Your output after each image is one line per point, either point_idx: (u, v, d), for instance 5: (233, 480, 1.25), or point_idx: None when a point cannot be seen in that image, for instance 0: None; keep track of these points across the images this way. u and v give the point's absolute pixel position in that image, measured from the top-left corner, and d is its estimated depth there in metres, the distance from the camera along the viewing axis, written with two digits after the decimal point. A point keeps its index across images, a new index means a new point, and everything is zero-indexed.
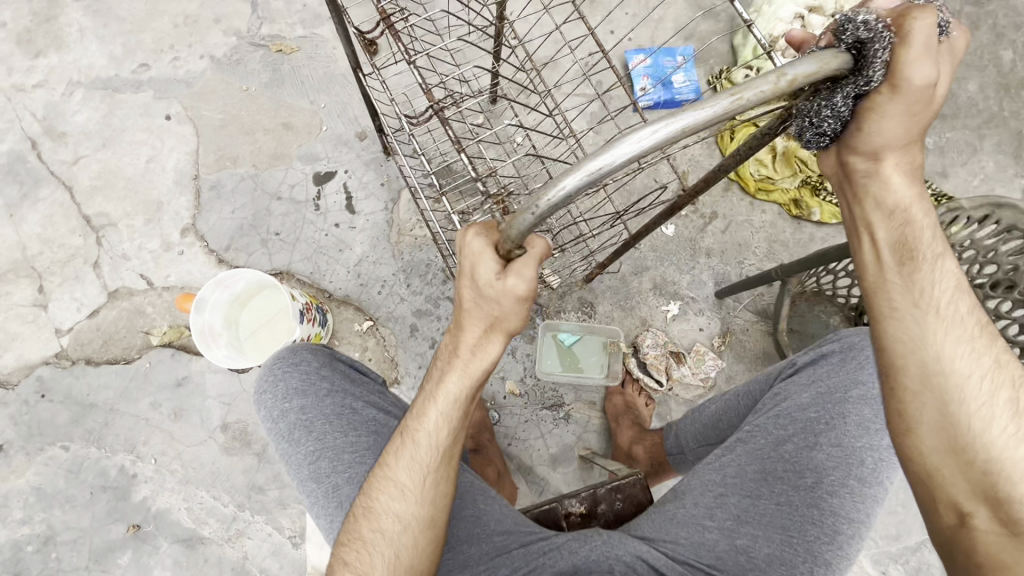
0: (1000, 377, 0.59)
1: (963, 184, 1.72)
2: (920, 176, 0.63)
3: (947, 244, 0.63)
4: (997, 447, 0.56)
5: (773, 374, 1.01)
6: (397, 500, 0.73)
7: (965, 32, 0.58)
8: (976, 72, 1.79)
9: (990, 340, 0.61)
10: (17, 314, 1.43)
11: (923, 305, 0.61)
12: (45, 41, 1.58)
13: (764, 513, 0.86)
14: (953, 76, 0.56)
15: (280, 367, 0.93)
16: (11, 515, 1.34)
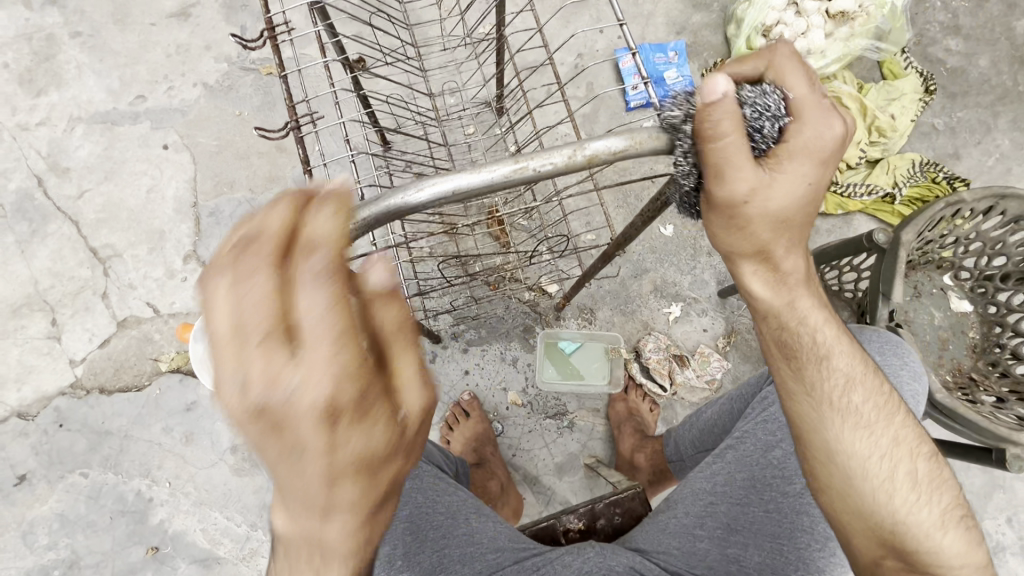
0: (896, 454, 0.69)
1: (977, 165, 1.65)
2: (802, 279, 0.66)
3: (837, 343, 0.71)
4: (901, 514, 0.66)
5: (763, 376, 0.97)
6: None
7: (832, 120, 0.55)
8: (987, 46, 1.71)
9: (890, 418, 0.70)
10: (33, 347, 1.48)
11: (817, 397, 0.70)
12: (45, 80, 1.62)
13: (754, 520, 0.85)
14: (796, 179, 0.55)
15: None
16: (37, 541, 1.39)
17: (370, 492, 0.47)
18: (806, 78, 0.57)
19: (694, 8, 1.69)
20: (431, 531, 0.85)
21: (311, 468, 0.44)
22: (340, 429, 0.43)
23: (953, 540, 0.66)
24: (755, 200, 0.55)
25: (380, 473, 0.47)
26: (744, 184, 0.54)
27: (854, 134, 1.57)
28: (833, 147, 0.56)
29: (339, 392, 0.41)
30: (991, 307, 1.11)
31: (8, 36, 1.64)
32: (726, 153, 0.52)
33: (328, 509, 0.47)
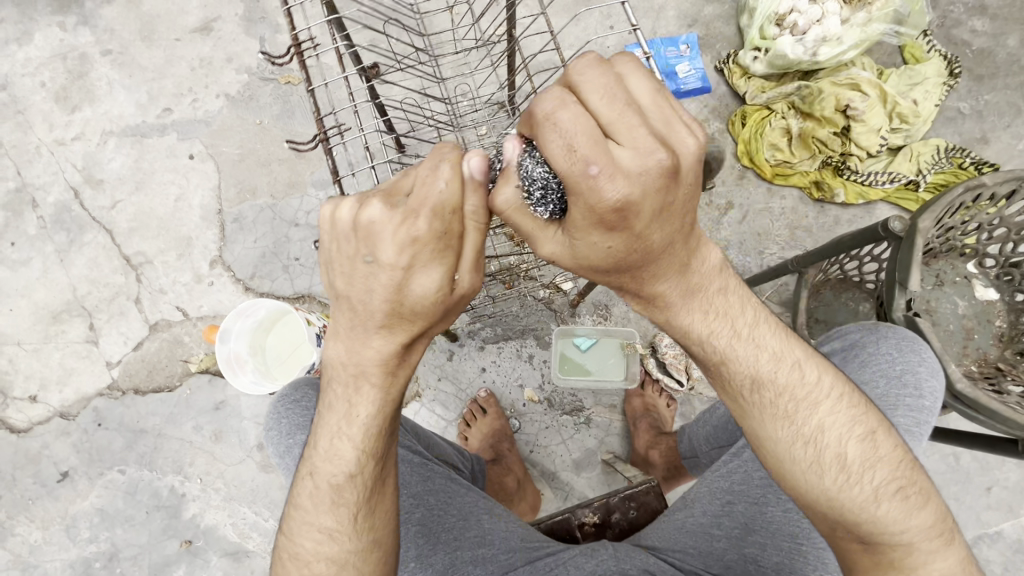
0: (823, 438, 0.70)
1: (1007, 149, 1.59)
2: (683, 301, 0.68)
3: (765, 348, 0.71)
4: (834, 493, 0.68)
5: None
6: (325, 545, 0.70)
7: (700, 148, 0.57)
8: (1016, 25, 1.65)
9: (815, 404, 0.71)
10: (73, 350, 1.56)
11: (731, 390, 0.72)
12: (79, 96, 1.71)
13: (772, 521, 0.83)
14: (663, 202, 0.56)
15: (283, 404, 0.93)
16: (80, 534, 1.47)
17: (405, 329, 0.64)
18: (603, 98, 0.54)
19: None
20: (443, 531, 0.85)
21: (371, 291, 0.62)
22: (400, 263, 0.60)
23: (888, 509, 0.68)
24: (582, 253, 0.61)
25: (411, 322, 0.63)
26: (558, 238, 0.61)
27: (875, 120, 1.51)
28: (617, 205, 0.54)
29: (406, 236, 0.59)
30: (1018, 294, 1.07)
31: (45, 57, 1.73)
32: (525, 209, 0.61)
33: (372, 335, 0.65)
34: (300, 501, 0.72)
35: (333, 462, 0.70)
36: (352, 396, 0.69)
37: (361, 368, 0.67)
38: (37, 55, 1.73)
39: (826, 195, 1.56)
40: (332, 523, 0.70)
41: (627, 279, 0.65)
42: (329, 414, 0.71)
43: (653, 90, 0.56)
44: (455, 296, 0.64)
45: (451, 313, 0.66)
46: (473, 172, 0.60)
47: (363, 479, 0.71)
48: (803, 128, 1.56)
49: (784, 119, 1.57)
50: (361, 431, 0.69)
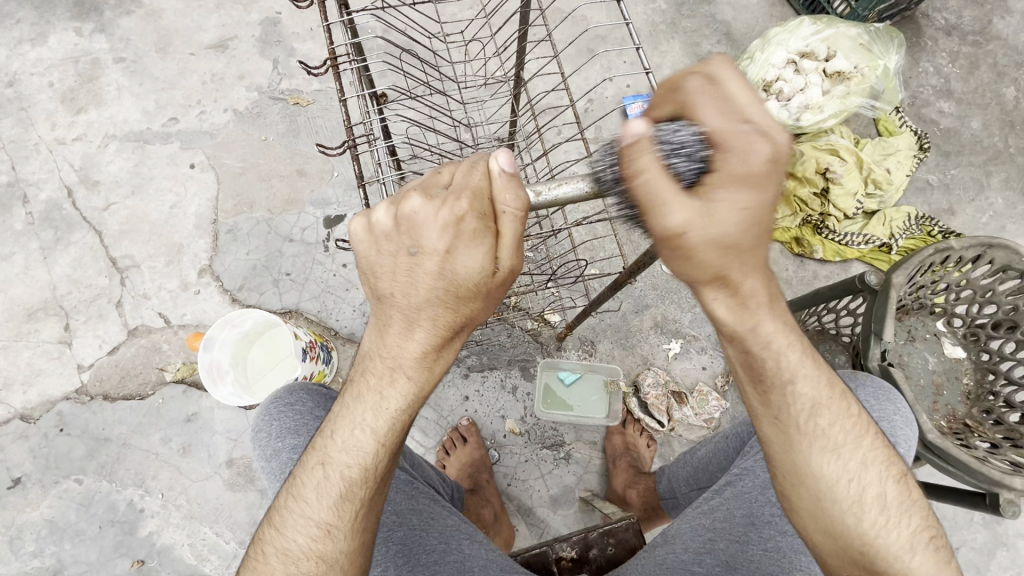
0: (866, 476, 0.68)
1: (971, 221, 1.71)
2: (755, 302, 0.61)
3: (809, 365, 0.68)
4: (870, 536, 0.66)
5: None
6: (322, 541, 0.68)
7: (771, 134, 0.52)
8: (979, 110, 1.80)
9: (859, 438, 0.69)
10: (43, 351, 1.51)
11: (788, 425, 0.68)
12: (86, 99, 1.73)
13: (752, 559, 0.82)
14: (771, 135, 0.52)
15: (275, 406, 0.89)
16: (23, 547, 1.37)
17: (445, 317, 0.65)
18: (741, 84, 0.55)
19: (698, 63, 1.82)
20: (424, 554, 0.82)
21: (416, 277, 0.64)
22: (438, 245, 0.62)
23: (922, 562, 0.66)
24: (710, 211, 0.52)
25: (460, 310, 0.65)
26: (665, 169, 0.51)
27: (851, 185, 1.61)
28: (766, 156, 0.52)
29: (449, 219, 0.61)
30: (983, 354, 1.13)
31: (57, 59, 1.76)
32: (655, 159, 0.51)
33: (410, 326, 0.66)
34: (303, 490, 0.70)
35: (348, 454, 0.69)
36: (381, 390, 0.68)
37: (399, 360, 0.67)
38: (49, 56, 1.76)
39: (806, 251, 1.65)
40: (332, 516, 0.68)
41: (738, 269, 0.57)
42: (356, 406, 0.69)
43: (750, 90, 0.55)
44: (496, 283, 0.65)
45: (491, 305, 0.67)
46: (501, 168, 0.61)
47: (373, 477, 0.69)
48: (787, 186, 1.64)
49: None
50: (385, 425, 0.68)
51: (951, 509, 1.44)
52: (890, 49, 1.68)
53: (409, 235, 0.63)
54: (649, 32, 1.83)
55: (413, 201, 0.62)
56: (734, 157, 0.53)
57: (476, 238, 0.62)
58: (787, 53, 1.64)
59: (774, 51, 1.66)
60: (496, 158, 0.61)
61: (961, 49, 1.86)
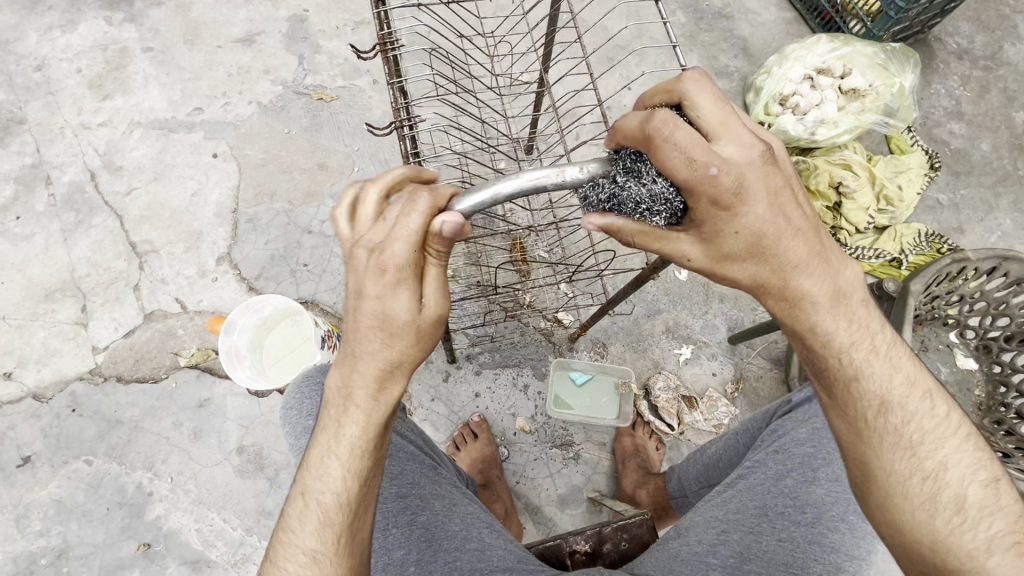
0: (940, 477, 0.62)
1: (980, 240, 1.73)
2: (826, 301, 0.64)
3: (876, 356, 0.65)
4: (941, 534, 0.61)
5: (772, 411, 0.99)
6: (308, 572, 0.58)
7: (742, 163, 0.58)
8: (989, 132, 1.84)
9: (940, 440, 0.64)
10: (59, 331, 1.52)
11: (851, 416, 0.65)
12: (113, 86, 1.76)
13: (767, 550, 0.83)
14: (738, 154, 0.59)
15: (307, 384, 0.91)
16: (30, 526, 1.37)
17: (381, 353, 0.59)
18: (712, 105, 0.61)
19: (715, 76, 1.85)
20: (445, 538, 0.83)
21: (356, 319, 0.60)
22: (369, 290, 0.58)
23: (1000, 563, 0.59)
24: (740, 182, 0.57)
25: (402, 347, 0.59)
26: (694, 152, 0.55)
27: (864, 199, 1.63)
28: (737, 186, 0.57)
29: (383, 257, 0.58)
30: (995, 366, 1.15)
31: (86, 46, 1.79)
32: (686, 146, 0.56)
33: (355, 362, 0.60)
34: (287, 521, 0.61)
35: (322, 478, 0.61)
36: (341, 419, 0.61)
37: (346, 390, 0.61)
38: (78, 43, 1.79)
39: None
40: (315, 543, 0.59)
41: (776, 232, 0.60)
42: (318, 434, 0.62)
43: (717, 107, 0.61)
44: (430, 326, 0.60)
45: (427, 348, 0.61)
46: (445, 229, 0.57)
47: (348, 499, 0.61)
48: None
49: None
50: (353, 451, 0.61)
51: None
52: (906, 68, 1.71)
53: (356, 274, 0.60)
54: None
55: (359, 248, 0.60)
56: (739, 143, 0.59)
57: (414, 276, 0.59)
58: (804, 69, 1.68)
59: (791, 66, 1.70)
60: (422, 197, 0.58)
61: (972, 73, 1.90)
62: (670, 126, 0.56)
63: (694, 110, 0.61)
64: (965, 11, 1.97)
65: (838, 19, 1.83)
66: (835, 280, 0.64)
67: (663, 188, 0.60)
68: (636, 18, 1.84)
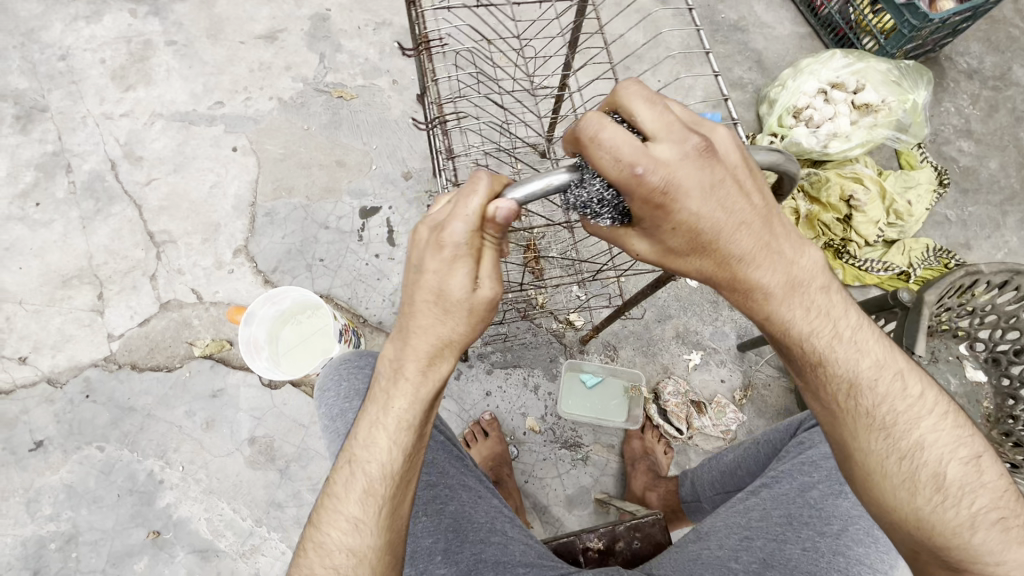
0: (919, 458, 0.62)
1: (987, 256, 1.76)
2: (783, 292, 0.62)
3: (846, 341, 0.64)
4: (922, 512, 0.61)
5: (796, 423, 1.01)
6: (351, 535, 0.63)
7: (670, 161, 0.55)
8: (997, 151, 1.87)
9: (915, 420, 0.63)
10: (75, 317, 1.53)
11: (825, 401, 0.65)
12: (136, 78, 1.78)
13: (790, 558, 0.85)
14: (668, 153, 0.55)
15: (347, 367, 1.00)
16: (40, 510, 1.38)
17: (435, 329, 0.62)
18: (647, 104, 0.57)
19: (729, 87, 1.88)
20: (472, 531, 0.85)
21: (413, 293, 0.62)
22: (429, 265, 0.60)
23: (985, 538, 0.59)
24: (671, 180, 0.55)
25: (451, 323, 0.61)
26: (623, 152, 0.53)
27: (874, 213, 1.65)
28: (669, 183, 0.55)
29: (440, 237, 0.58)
30: (1004, 379, 1.17)
31: (110, 37, 1.81)
32: (613, 145, 0.53)
33: (407, 334, 0.63)
34: (334, 486, 0.66)
35: (368, 450, 0.65)
36: (389, 392, 0.64)
37: (397, 363, 0.64)
38: (103, 34, 1.81)
39: None
40: (359, 511, 0.64)
41: (720, 224, 0.58)
42: (368, 408, 0.66)
43: (648, 102, 0.57)
44: (481, 307, 0.61)
45: (479, 328, 0.63)
46: (500, 214, 0.57)
47: (392, 472, 0.65)
48: (810, 211, 1.69)
49: (794, 200, 1.69)
50: (400, 427, 0.64)
51: None
52: (919, 86, 1.73)
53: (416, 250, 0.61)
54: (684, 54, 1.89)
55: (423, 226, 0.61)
56: (674, 139, 0.56)
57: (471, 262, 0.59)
58: (818, 83, 1.70)
59: (806, 80, 1.72)
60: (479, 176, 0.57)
61: (981, 93, 1.93)
62: (596, 126, 0.54)
63: (628, 107, 0.57)
64: (975, 32, 2.00)
65: (851, 36, 1.87)
66: (791, 267, 0.62)
67: (602, 189, 0.59)
68: (653, 28, 1.88)
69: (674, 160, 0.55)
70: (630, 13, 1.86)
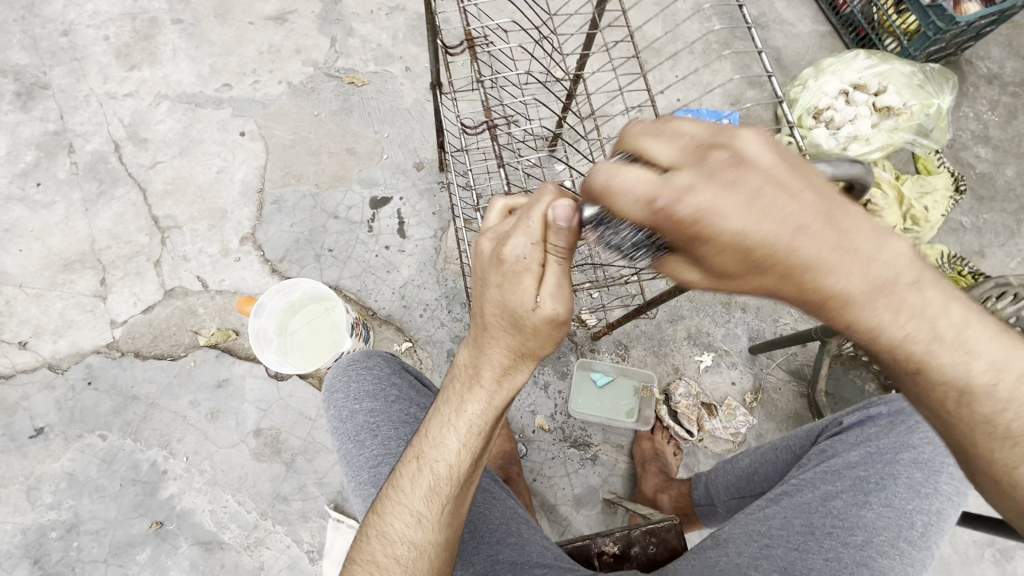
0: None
1: (1000, 265, 1.74)
2: (914, 320, 0.50)
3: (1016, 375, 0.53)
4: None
5: (818, 431, 1.03)
6: (412, 528, 0.67)
7: (694, 183, 0.46)
8: (1014, 158, 1.85)
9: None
10: (77, 302, 1.50)
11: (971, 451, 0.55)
12: (141, 56, 1.73)
13: (813, 567, 0.81)
14: (689, 182, 0.46)
15: (354, 368, 0.97)
16: (40, 498, 1.35)
17: (505, 342, 0.61)
18: (669, 143, 0.49)
19: (749, 84, 1.84)
20: (488, 534, 0.83)
21: (480, 307, 0.61)
22: (492, 281, 0.59)
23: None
24: (694, 202, 0.45)
25: (524, 338, 0.60)
26: (640, 189, 0.47)
27: (891, 218, 1.64)
28: (691, 210, 0.45)
29: (498, 253, 0.57)
30: None
31: (114, 13, 1.75)
32: (629, 187, 0.47)
33: (482, 343, 0.62)
34: (399, 480, 0.69)
35: (437, 449, 0.66)
36: (462, 396, 0.65)
37: (473, 367, 0.64)
38: (107, 11, 1.75)
39: None
40: (423, 507, 0.67)
41: (782, 241, 0.45)
42: (442, 405, 0.67)
43: (686, 142, 0.49)
44: (547, 325, 0.58)
45: (556, 339, 0.60)
46: (557, 221, 0.54)
47: (457, 472, 0.67)
48: None
49: None
50: (470, 432, 0.65)
51: (963, 543, 1.44)
52: (944, 89, 1.71)
53: (479, 266, 0.61)
54: (704, 49, 1.84)
55: (484, 241, 0.60)
56: (696, 162, 0.47)
57: (532, 275, 0.57)
58: (841, 83, 1.67)
59: (828, 80, 1.70)
60: (545, 188, 0.56)
61: (1000, 99, 1.90)
62: (611, 173, 0.48)
63: (637, 145, 0.51)
64: (997, 36, 1.98)
65: (873, 36, 1.83)
66: (879, 273, 0.47)
67: (632, 236, 0.52)
68: (673, 22, 1.83)
69: (695, 185, 0.46)
70: (649, 5, 1.83)
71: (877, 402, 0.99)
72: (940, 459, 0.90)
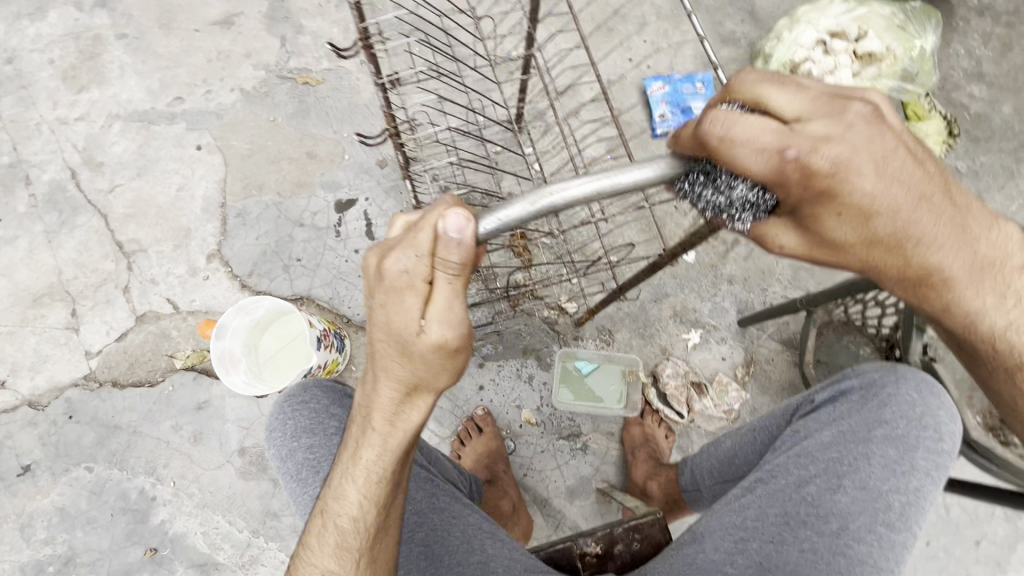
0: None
1: (1000, 209, 1.66)
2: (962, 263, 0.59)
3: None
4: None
5: (794, 410, 0.97)
6: None
7: (817, 138, 0.51)
8: (1011, 94, 1.74)
9: None
10: (51, 336, 1.48)
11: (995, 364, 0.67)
12: (88, 77, 1.67)
13: (789, 561, 0.78)
14: (821, 135, 0.51)
15: (290, 405, 0.94)
16: (35, 534, 1.36)
17: (395, 373, 0.57)
18: (789, 94, 0.53)
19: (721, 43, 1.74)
20: (447, 555, 0.81)
21: (370, 334, 0.57)
22: (378, 302, 0.55)
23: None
24: (836, 157, 0.51)
25: (413, 368, 0.56)
26: (765, 141, 0.50)
27: None
28: (830, 164, 0.51)
29: (387, 269, 0.54)
30: None
31: (57, 34, 1.70)
32: (751, 138, 0.50)
33: (375, 379, 0.58)
34: (309, 539, 0.67)
35: (339, 502, 0.64)
36: (360, 440, 0.61)
37: (367, 408, 0.60)
38: (48, 32, 1.69)
39: None
40: (334, 564, 0.64)
41: (905, 202, 0.54)
42: (342, 452, 0.64)
43: (807, 96, 0.53)
44: (435, 352, 0.54)
45: (452, 370, 0.57)
46: (449, 233, 0.51)
47: (363, 523, 0.64)
48: None
49: None
50: (375, 476, 0.62)
51: (972, 503, 1.40)
52: (927, 27, 1.61)
53: (369, 285, 0.56)
54: (672, 9, 1.74)
55: (371, 257, 0.56)
56: (829, 112, 0.52)
57: (420, 291, 0.53)
58: (818, 33, 1.56)
59: (803, 31, 1.59)
60: (438, 197, 0.54)
61: (993, 31, 1.79)
62: (727, 123, 0.50)
63: (755, 91, 0.53)
64: None
65: None
66: (947, 219, 0.56)
67: (744, 191, 0.53)
68: None
69: (833, 139, 0.51)
70: None
71: (848, 375, 0.94)
72: (917, 435, 0.84)
